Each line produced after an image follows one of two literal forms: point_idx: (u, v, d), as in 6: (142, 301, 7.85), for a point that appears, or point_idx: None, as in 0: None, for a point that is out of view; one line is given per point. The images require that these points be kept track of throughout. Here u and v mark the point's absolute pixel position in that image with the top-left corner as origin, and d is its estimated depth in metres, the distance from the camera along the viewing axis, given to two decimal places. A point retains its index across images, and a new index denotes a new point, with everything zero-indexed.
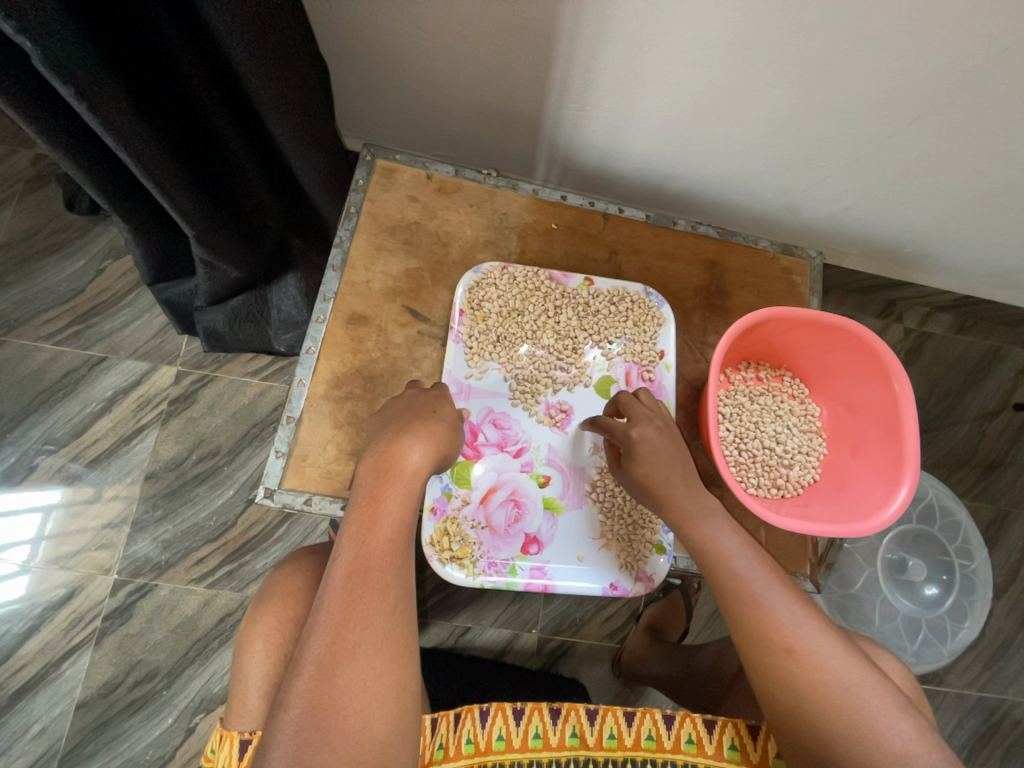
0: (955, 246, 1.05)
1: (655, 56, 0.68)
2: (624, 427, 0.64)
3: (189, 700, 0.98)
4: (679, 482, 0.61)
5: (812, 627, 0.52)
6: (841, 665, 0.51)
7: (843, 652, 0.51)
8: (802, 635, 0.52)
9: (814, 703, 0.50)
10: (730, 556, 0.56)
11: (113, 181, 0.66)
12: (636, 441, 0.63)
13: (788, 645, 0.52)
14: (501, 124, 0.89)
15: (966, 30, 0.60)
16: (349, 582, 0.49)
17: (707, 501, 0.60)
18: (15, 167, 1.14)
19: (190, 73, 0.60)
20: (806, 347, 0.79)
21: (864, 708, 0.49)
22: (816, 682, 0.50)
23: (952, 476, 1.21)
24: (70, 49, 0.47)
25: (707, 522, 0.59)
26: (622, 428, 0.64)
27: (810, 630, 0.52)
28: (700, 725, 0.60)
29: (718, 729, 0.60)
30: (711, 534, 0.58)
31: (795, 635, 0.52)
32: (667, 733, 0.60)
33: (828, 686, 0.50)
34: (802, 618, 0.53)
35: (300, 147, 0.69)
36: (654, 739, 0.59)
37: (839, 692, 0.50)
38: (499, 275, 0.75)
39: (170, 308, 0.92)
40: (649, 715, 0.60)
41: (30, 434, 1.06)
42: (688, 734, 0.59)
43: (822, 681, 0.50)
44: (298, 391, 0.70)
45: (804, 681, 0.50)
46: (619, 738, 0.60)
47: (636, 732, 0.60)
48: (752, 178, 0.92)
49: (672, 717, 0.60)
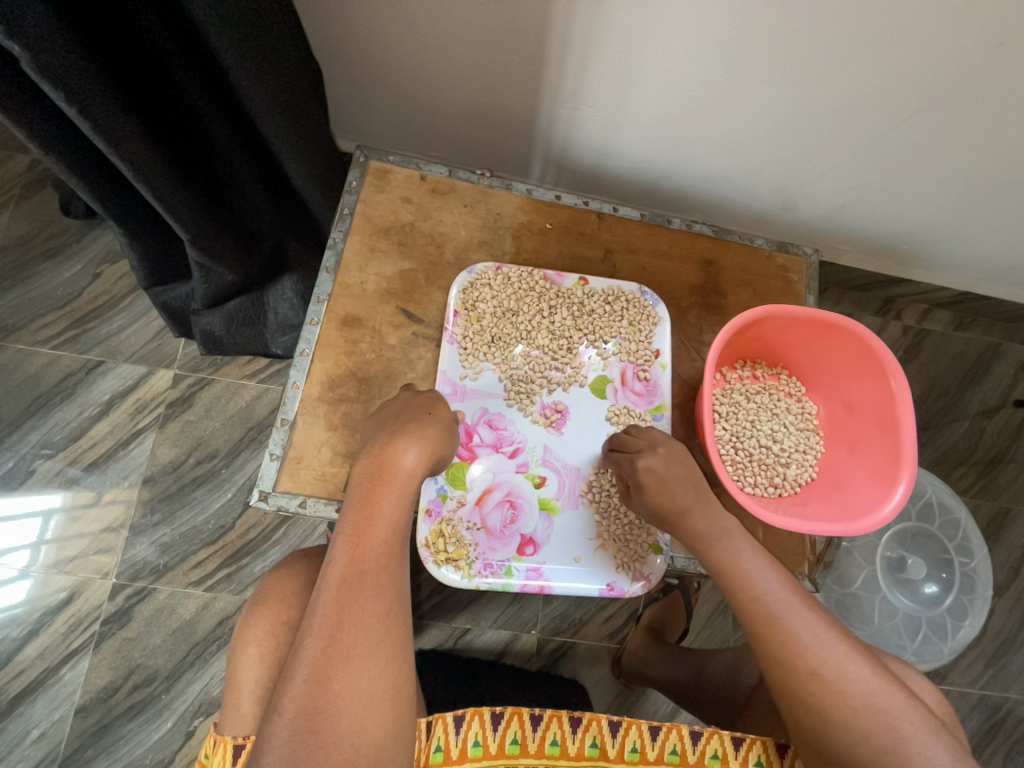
0: (954, 243, 1.05)
1: (648, 56, 0.68)
2: (630, 458, 0.63)
3: (188, 704, 0.98)
4: (695, 503, 0.61)
5: (836, 648, 0.52)
6: (868, 688, 0.51)
7: (869, 674, 0.52)
8: (826, 657, 0.52)
9: (841, 725, 0.50)
10: (751, 578, 0.56)
11: (106, 183, 0.66)
12: (643, 472, 0.62)
13: (813, 669, 0.52)
14: (495, 124, 0.88)
15: (958, 26, 0.60)
16: (343, 585, 0.49)
17: (723, 521, 0.60)
18: (11, 172, 1.15)
19: (181, 76, 0.60)
20: (803, 344, 0.79)
21: (890, 730, 0.50)
22: (841, 706, 0.51)
23: (952, 473, 1.20)
24: (60, 52, 0.47)
25: (725, 543, 0.59)
26: (628, 460, 0.63)
27: (836, 653, 0.52)
28: (728, 741, 0.59)
29: (745, 746, 0.59)
30: (729, 556, 0.58)
31: (820, 659, 0.52)
32: (693, 749, 0.59)
33: (855, 709, 0.50)
34: (826, 640, 0.53)
35: (293, 148, 0.69)
36: (679, 754, 0.59)
37: (866, 714, 0.50)
38: (493, 275, 0.75)
39: (167, 311, 0.92)
40: (675, 730, 0.60)
41: (29, 439, 1.06)
42: (714, 750, 0.59)
43: (848, 703, 0.51)
44: (292, 394, 0.69)
45: (831, 704, 0.51)
46: (642, 752, 0.59)
47: (659, 747, 0.59)
48: (748, 176, 0.91)
49: (700, 733, 0.60)
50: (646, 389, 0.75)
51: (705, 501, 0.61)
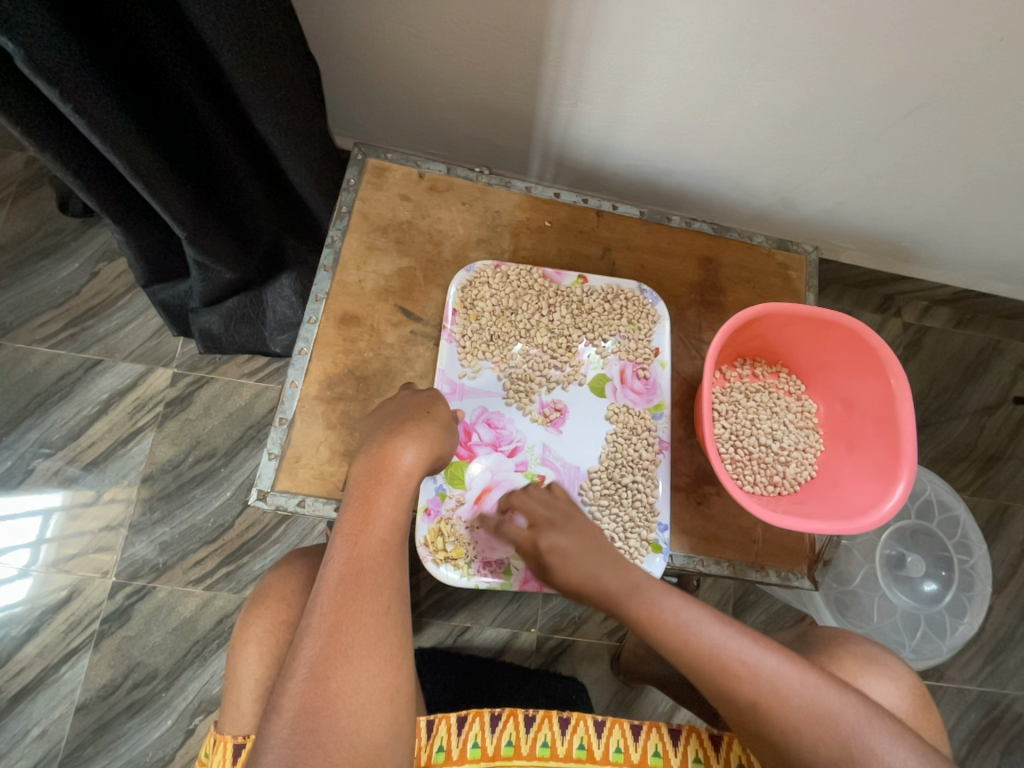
0: (954, 240, 1.05)
1: (647, 51, 0.68)
2: (531, 540, 0.63)
3: (188, 702, 0.98)
4: (606, 567, 0.60)
5: (770, 666, 0.52)
6: (806, 700, 0.50)
7: (802, 685, 0.51)
8: (762, 681, 0.51)
9: (792, 744, 0.50)
10: (673, 626, 0.55)
11: (102, 181, 0.65)
12: (547, 552, 0.62)
13: (752, 700, 0.51)
14: (494, 120, 0.88)
15: (959, 22, 0.60)
16: (341, 584, 0.49)
17: (635, 576, 0.60)
18: (9, 170, 1.14)
19: (175, 71, 0.60)
20: (803, 342, 0.79)
21: (838, 739, 0.49)
22: (786, 729, 0.50)
23: (952, 470, 1.20)
24: (53, 49, 0.47)
25: (640, 597, 0.58)
26: (529, 538, 0.63)
27: (768, 673, 0.52)
28: (707, 742, 0.60)
29: (725, 746, 0.60)
30: (647, 607, 0.57)
31: (756, 687, 0.51)
32: (674, 749, 0.59)
33: (800, 727, 0.50)
34: (758, 661, 0.52)
35: (290, 145, 0.68)
36: (661, 755, 0.59)
37: (812, 731, 0.49)
38: (492, 273, 0.75)
39: (164, 309, 0.91)
40: (656, 730, 0.60)
41: (27, 437, 1.06)
42: (695, 752, 0.59)
43: (794, 721, 0.50)
44: (291, 393, 0.69)
45: (778, 730, 0.50)
46: (625, 753, 0.59)
47: (642, 746, 0.60)
48: (748, 173, 0.91)
49: (679, 732, 0.60)
50: (646, 387, 0.75)
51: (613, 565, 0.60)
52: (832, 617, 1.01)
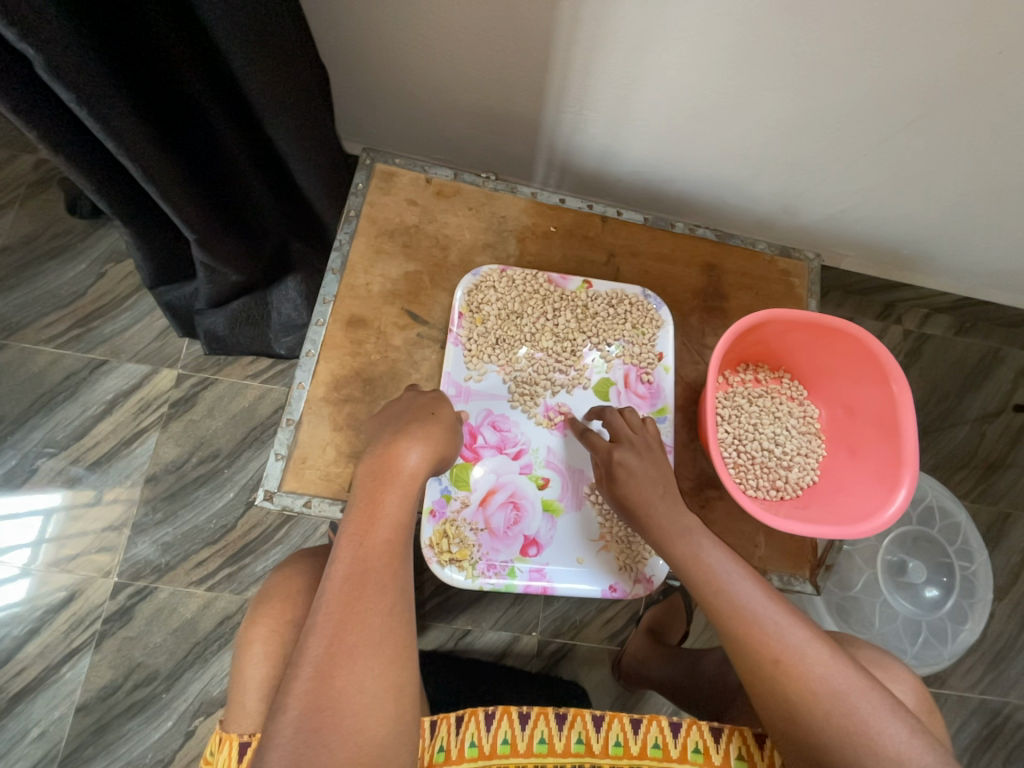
0: (955, 248, 1.05)
1: (652, 59, 0.69)
2: (607, 447, 0.66)
3: (188, 703, 0.98)
4: (661, 501, 0.62)
5: (798, 635, 0.52)
6: (829, 673, 0.51)
7: (829, 658, 0.51)
8: (787, 645, 0.52)
9: (806, 710, 0.50)
10: (713, 571, 0.57)
11: (113, 184, 0.66)
12: (618, 464, 0.64)
13: (775, 656, 0.52)
14: (500, 127, 0.89)
15: (959, 33, 0.61)
16: (347, 583, 0.49)
17: (688, 521, 0.61)
18: (17, 172, 1.15)
19: (189, 76, 0.60)
20: (805, 347, 0.79)
21: (853, 714, 0.49)
22: (804, 691, 0.50)
23: (952, 477, 1.21)
24: (71, 54, 0.47)
25: (688, 540, 0.59)
26: (605, 448, 0.66)
27: (796, 639, 0.52)
28: (707, 733, 0.59)
29: (725, 738, 0.59)
30: (694, 551, 0.58)
31: (782, 646, 0.52)
32: (674, 742, 0.59)
33: (817, 694, 0.50)
34: (788, 628, 0.53)
35: (300, 149, 0.69)
36: (661, 748, 0.59)
37: (828, 700, 0.50)
38: (498, 277, 0.75)
39: (170, 311, 0.92)
40: (656, 723, 0.60)
41: (31, 437, 1.06)
42: (695, 743, 0.59)
43: (812, 690, 0.50)
44: (298, 394, 0.70)
45: (795, 691, 0.50)
46: (625, 746, 0.59)
47: (642, 739, 0.59)
48: (751, 181, 0.92)
49: (679, 724, 0.60)
50: (650, 390, 0.75)
51: (672, 500, 0.62)
52: (834, 620, 1.02)
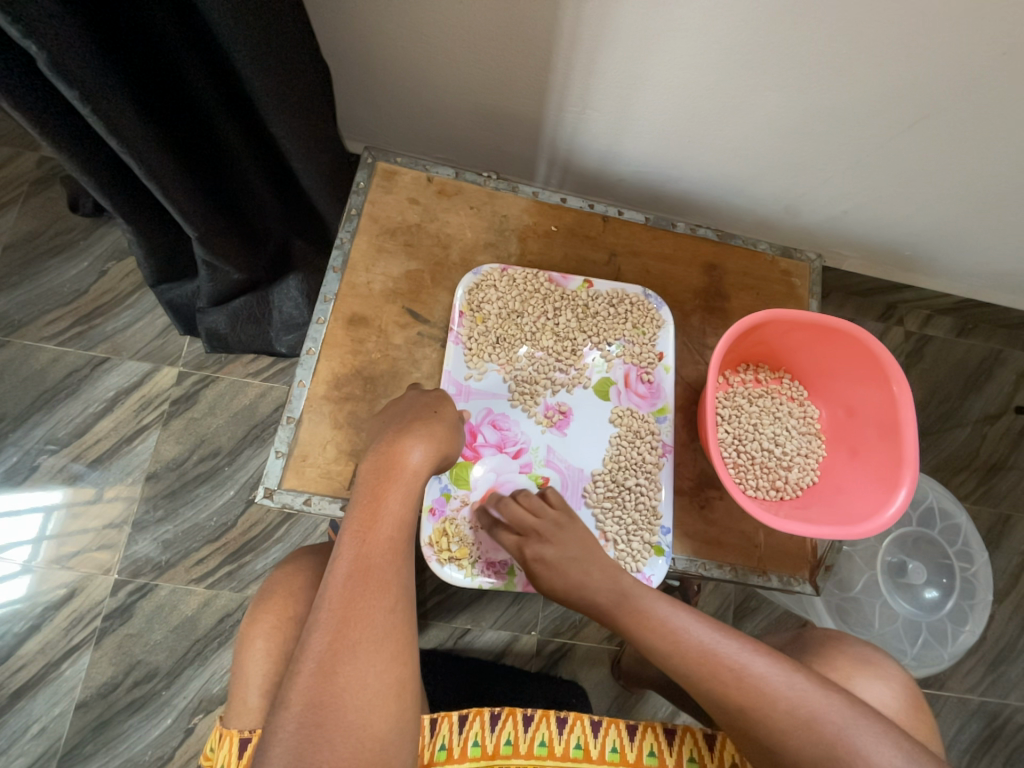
0: (957, 249, 1.05)
1: (654, 60, 0.69)
2: (517, 545, 0.64)
3: (188, 701, 0.98)
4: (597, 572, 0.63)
5: (756, 671, 0.53)
6: (790, 701, 0.50)
7: (788, 687, 0.51)
8: (746, 684, 0.52)
9: (778, 746, 0.50)
10: (663, 630, 0.57)
11: (117, 182, 0.66)
12: (534, 561, 0.63)
13: (737, 701, 0.52)
14: (502, 126, 0.89)
15: (963, 34, 0.61)
16: (349, 580, 0.49)
17: (625, 583, 0.62)
18: (19, 169, 1.15)
19: (192, 75, 0.61)
20: (806, 348, 0.79)
21: (823, 739, 0.48)
22: (773, 729, 0.50)
23: (953, 479, 1.21)
24: (74, 52, 0.48)
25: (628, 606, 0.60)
26: (515, 547, 0.64)
27: (755, 675, 0.52)
28: (702, 743, 0.59)
29: (719, 747, 0.59)
30: (634, 616, 0.60)
31: (741, 687, 0.52)
32: (670, 749, 0.59)
33: (786, 728, 0.50)
34: (744, 665, 0.53)
35: (302, 148, 0.69)
36: (657, 755, 0.59)
37: (797, 733, 0.49)
38: (498, 276, 0.75)
39: (172, 309, 0.92)
40: (651, 731, 0.60)
41: (32, 434, 1.06)
42: (690, 752, 0.59)
43: (778, 726, 0.50)
44: (299, 392, 0.70)
45: (764, 731, 0.50)
46: (621, 753, 0.59)
47: (638, 747, 0.59)
48: (753, 181, 0.92)
49: (675, 731, 0.60)
50: (650, 390, 0.75)
51: None
52: (833, 620, 1.01)
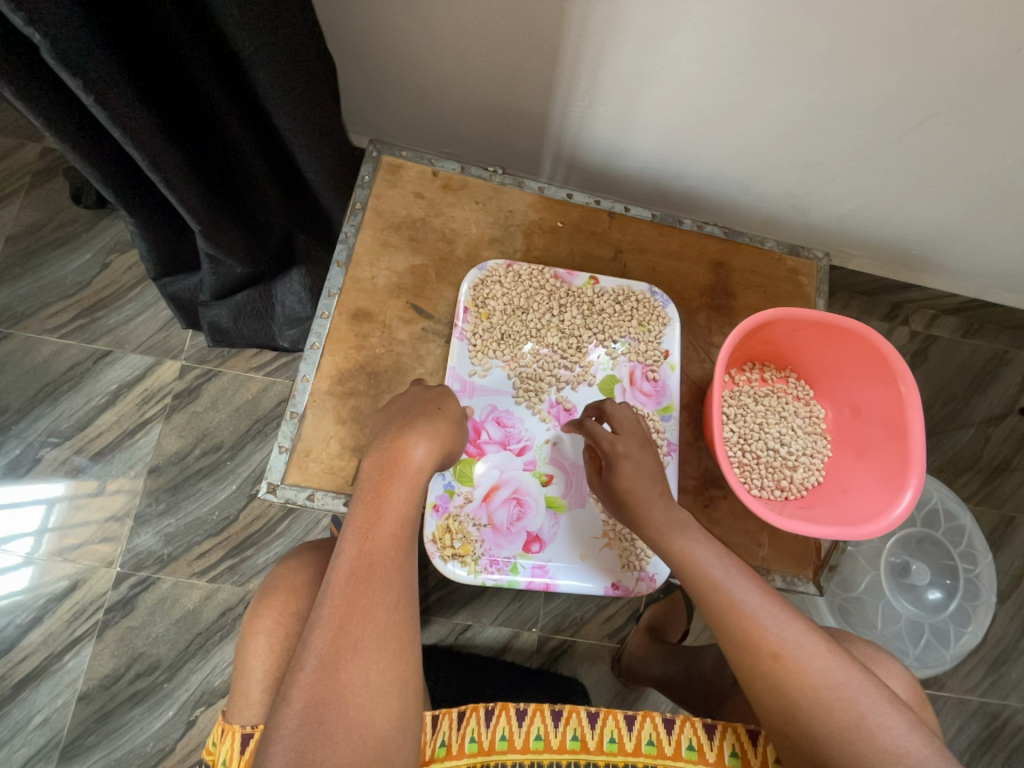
0: (965, 249, 1.04)
1: (663, 54, 0.68)
2: (610, 439, 0.63)
3: (190, 693, 0.98)
4: (660, 498, 0.60)
5: (796, 628, 0.51)
6: (828, 666, 0.50)
7: (825, 651, 0.50)
8: (786, 639, 0.51)
9: (806, 708, 0.49)
10: (708, 569, 0.55)
11: (119, 173, 0.66)
12: (622, 456, 0.62)
13: (775, 651, 0.50)
14: (508, 122, 0.89)
15: (976, 31, 0.60)
16: (351, 577, 0.49)
17: (683, 515, 0.60)
18: (20, 161, 1.15)
19: (195, 66, 0.60)
20: (813, 347, 0.79)
21: (854, 706, 0.48)
22: (805, 687, 0.49)
23: (956, 479, 1.20)
24: (77, 40, 0.47)
25: (684, 533, 0.58)
26: (607, 439, 0.63)
27: (793, 633, 0.51)
28: (701, 731, 0.59)
29: (718, 735, 0.59)
30: (684, 549, 0.57)
31: (781, 640, 0.51)
32: (668, 738, 0.58)
33: (819, 690, 0.49)
34: (784, 621, 0.52)
35: (306, 141, 0.69)
36: (655, 745, 0.58)
37: (828, 695, 0.48)
38: (504, 272, 0.75)
39: (175, 302, 0.92)
40: (650, 719, 0.59)
41: (35, 427, 1.06)
42: (689, 740, 0.58)
43: (812, 685, 0.49)
44: (302, 387, 0.69)
45: (795, 687, 0.49)
46: (619, 743, 0.58)
47: (636, 736, 0.58)
48: (761, 178, 0.91)
49: (673, 721, 0.59)
50: (655, 389, 0.75)
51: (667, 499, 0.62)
52: (834, 620, 1.01)
